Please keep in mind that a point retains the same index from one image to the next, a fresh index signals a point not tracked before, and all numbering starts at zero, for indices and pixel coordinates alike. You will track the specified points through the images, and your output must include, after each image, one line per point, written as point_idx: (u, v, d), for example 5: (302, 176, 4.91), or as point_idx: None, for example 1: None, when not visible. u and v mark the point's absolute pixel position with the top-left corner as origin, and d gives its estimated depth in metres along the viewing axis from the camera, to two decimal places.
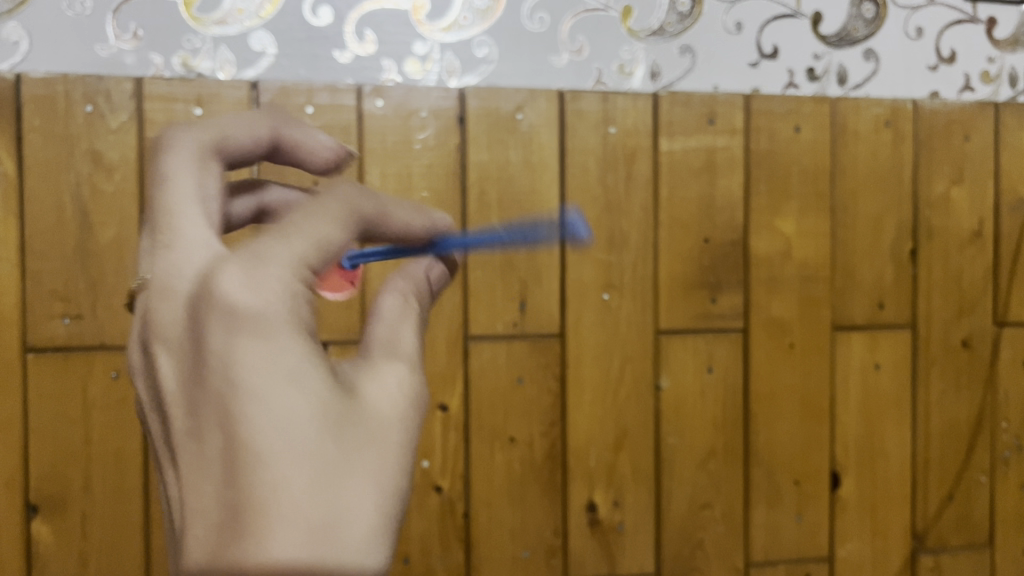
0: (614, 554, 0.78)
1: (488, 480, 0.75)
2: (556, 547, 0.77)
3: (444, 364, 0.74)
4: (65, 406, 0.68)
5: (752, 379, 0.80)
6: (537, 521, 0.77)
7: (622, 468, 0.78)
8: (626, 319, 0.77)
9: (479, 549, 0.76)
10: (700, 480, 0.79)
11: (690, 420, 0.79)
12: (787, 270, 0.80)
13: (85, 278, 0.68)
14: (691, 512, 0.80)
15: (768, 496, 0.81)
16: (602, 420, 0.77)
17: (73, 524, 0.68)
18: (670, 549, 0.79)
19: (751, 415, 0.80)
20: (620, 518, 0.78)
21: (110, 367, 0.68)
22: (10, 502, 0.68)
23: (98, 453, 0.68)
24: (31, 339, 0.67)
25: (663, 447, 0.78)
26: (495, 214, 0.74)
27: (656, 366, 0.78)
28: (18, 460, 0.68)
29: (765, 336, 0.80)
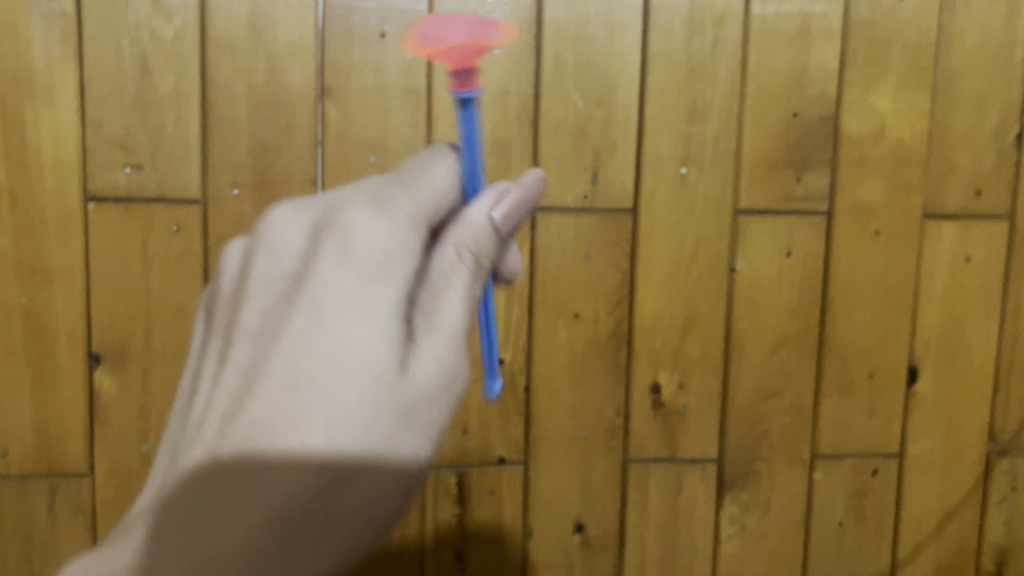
0: (676, 436, 0.76)
1: (551, 355, 0.74)
2: (617, 426, 0.76)
3: (511, 234, 0.71)
4: (125, 259, 0.67)
5: (832, 266, 0.76)
6: (598, 399, 0.75)
7: (689, 349, 0.75)
8: (703, 197, 0.73)
9: (538, 425, 0.75)
10: (769, 368, 0.77)
11: (764, 304, 0.76)
12: (878, 151, 0.75)
13: (144, 127, 0.66)
14: (758, 398, 0.77)
15: (840, 386, 0.78)
16: (672, 299, 0.74)
17: (133, 375, 0.68)
18: (734, 435, 0.77)
19: (828, 301, 0.76)
20: (684, 400, 0.76)
21: (169, 220, 0.67)
22: (72, 351, 0.67)
23: (158, 306, 0.68)
24: (91, 188, 0.66)
25: (734, 332, 0.75)
26: (571, 76, 0.70)
27: (732, 246, 0.74)
28: (80, 309, 0.67)
29: (850, 220, 0.76)
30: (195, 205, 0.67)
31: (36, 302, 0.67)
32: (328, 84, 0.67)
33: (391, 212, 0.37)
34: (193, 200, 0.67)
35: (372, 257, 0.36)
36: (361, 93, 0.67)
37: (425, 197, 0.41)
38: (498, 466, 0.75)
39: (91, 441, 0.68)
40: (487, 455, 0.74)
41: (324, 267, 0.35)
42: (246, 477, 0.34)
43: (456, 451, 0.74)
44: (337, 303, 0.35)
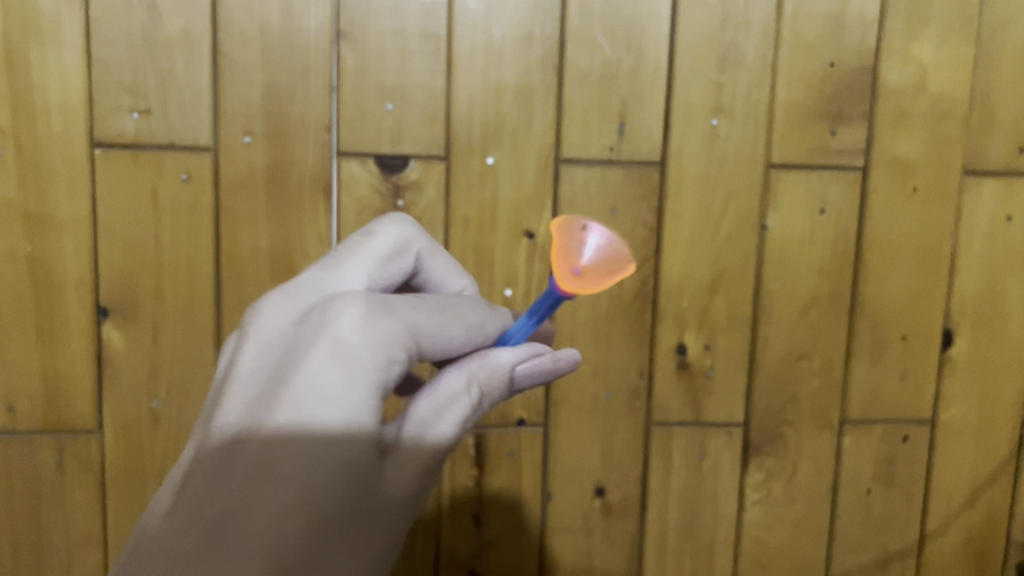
0: (701, 400, 0.74)
1: (573, 314, 0.71)
2: (640, 389, 0.73)
3: (534, 188, 0.68)
4: (133, 209, 0.64)
5: (867, 224, 0.73)
6: (621, 360, 0.72)
7: (717, 310, 0.72)
8: (734, 151, 0.70)
9: (559, 386, 0.72)
10: (799, 330, 0.74)
11: (795, 263, 0.73)
12: (918, 104, 0.72)
13: (153, 71, 0.63)
14: (787, 361, 0.74)
15: (872, 350, 0.75)
16: (699, 258, 0.71)
17: (143, 329, 0.66)
18: (761, 399, 0.75)
19: (862, 261, 0.74)
20: (710, 362, 0.73)
21: (179, 168, 0.64)
22: (79, 304, 0.65)
23: (168, 258, 0.65)
24: (98, 134, 0.63)
25: (763, 292, 0.73)
26: (598, 21, 0.66)
27: (763, 203, 0.71)
28: (87, 260, 0.65)
29: (887, 176, 0.72)
30: (206, 153, 0.64)
31: (42, 252, 0.64)
32: (345, 27, 0.64)
33: (379, 324, 0.39)
34: (203, 148, 0.64)
35: (366, 367, 0.37)
36: (379, 37, 0.64)
37: (445, 324, 0.43)
38: (518, 428, 0.72)
39: (100, 397, 0.66)
40: (506, 417, 0.72)
41: (317, 356, 0.37)
42: (228, 561, 0.34)
43: None
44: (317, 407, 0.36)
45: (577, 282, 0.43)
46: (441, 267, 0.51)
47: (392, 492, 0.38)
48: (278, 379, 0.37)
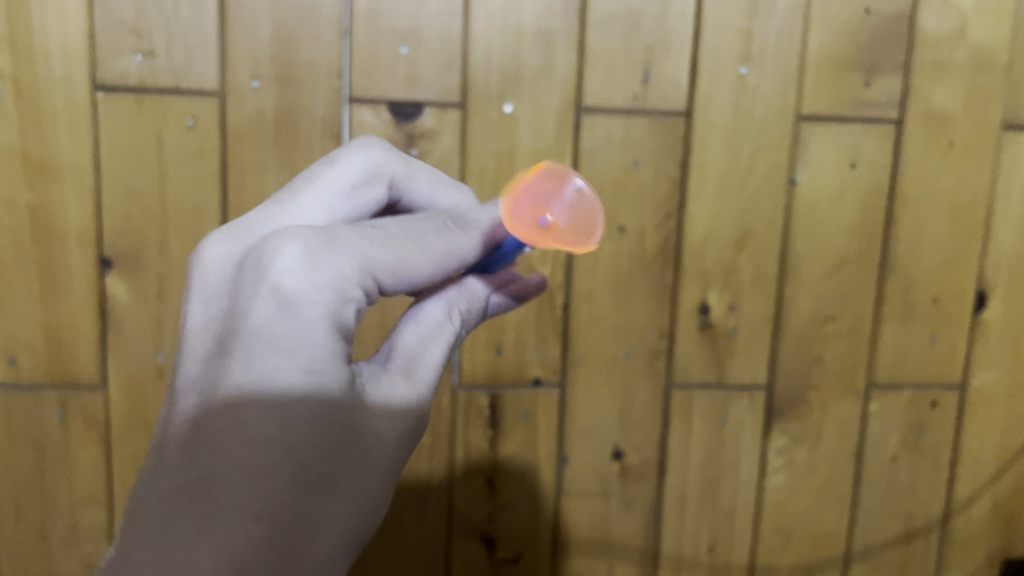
0: (723, 361, 0.71)
1: (593, 270, 0.69)
2: (661, 349, 0.71)
3: (553, 138, 0.65)
4: (137, 156, 0.62)
5: (900, 180, 0.70)
6: (642, 319, 0.70)
7: (742, 268, 0.70)
8: (763, 101, 0.67)
9: (577, 345, 0.70)
10: (826, 290, 0.71)
11: (824, 220, 0.70)
12: (957, 54, 0.69)
13: (157, 11, 0.60)
14: (814, 322, 0.72)
15: (902, 312, 0.73)
16: (725, 213, 0.69)
17: (148, 282, 0.64)
18: (786, 361, 0.72)
19: (894, 218, 0.71)
20: (734, 322, 0.71)
21: (185, 114, 0.62)
22: (82, 254, 0.63)
23: (173, 208, 0.63)
24: (100, 77, 0.61)
25: (790, 250, 0.70)
26: None
27: (792, 157, 0.68)
28: (90, 209, 0.62)
29: (923, 130, 0.69)
30: (212, 97, 0.62)
31: (43, 200, 0.62)
32: None
33: (324, 263, 0.37)
34: (209, 92, 0.62)
35: (317, 315, 0.36)
36: None
37: (409, 253, 0.40)
38: (534, 388, 0.70)
39: (104, 351, 0.64)
40: (522, 376, 0.70)
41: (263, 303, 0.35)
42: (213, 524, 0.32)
43: (489, 371, 0.69)
44: (269, 367, 0.34)
45: (541, 232, 0.39)
46: (425, 186, 0.50)
47: (377, 437, 0.37)
48: (229, 337, 0.36)
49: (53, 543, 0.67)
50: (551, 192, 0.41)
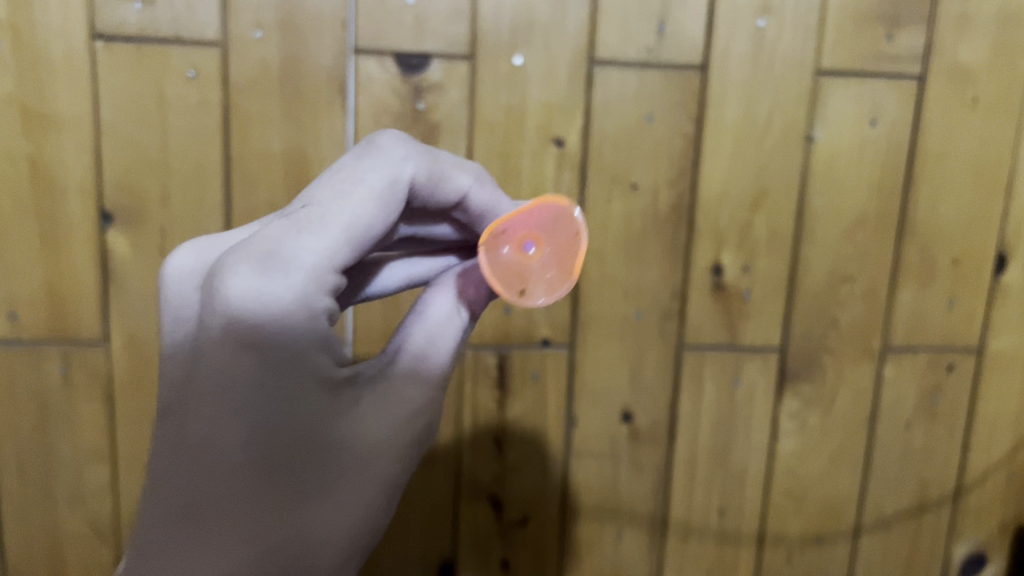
0: (736, 323, 0.70)
1: (604, 229, 0.67)
2: (673, 310, 0.69)
3: (565, 92, 0.64)
4: (138, 107, 0.60)
5: (921, 138, 0.68)
6: (654, 279, 0.68)
7: (757, 227, 0.68)
8: (782, 55, 0.65)
9: (587, 306, 0.68)
10: (843, 250, 0.70)
11: (842, 179, 0.68)
12: (984, 7, 0.66)
13: None
14: (830, 284, 0.70)
15: (920, 274, 0.71)
16: (741, 171, 0.67)
17: (150, 237, 0.63)
18: (801, 323, 0.71)
19: (914, 178, 0.69)
20: (747, 283, 0.69)
21: (185, 64, 0.60)
22: (82, 208, 0.62)
23: (175, 162, 0.62)
24: (99, 25, 0.59)
25: (807, 209, 0.68)
26: None
27: (811, 113, 0.66)
28: (90, 162, 0.61)
29: (946, 86, 0.67)
30: (213, 48, 0.60)
31: (42, 153, 0.61)
32: None
33: (269, 271, 0.37)
34: (211, 42, 0.60)
35: (269, 338, 0.36)
36: None
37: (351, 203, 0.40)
38: (542, 348, 0.69)
39: (106, 306, 0.64)
40: (531, 337, 0.69)
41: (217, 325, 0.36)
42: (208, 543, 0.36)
43: (498, 330, 0.68)
44: (240, 384, 0.36)
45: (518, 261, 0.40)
46: None
47: (365, 445, 0.37)
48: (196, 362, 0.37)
49: (57, 500, 0.66)
50: (548, 225, 0.40)
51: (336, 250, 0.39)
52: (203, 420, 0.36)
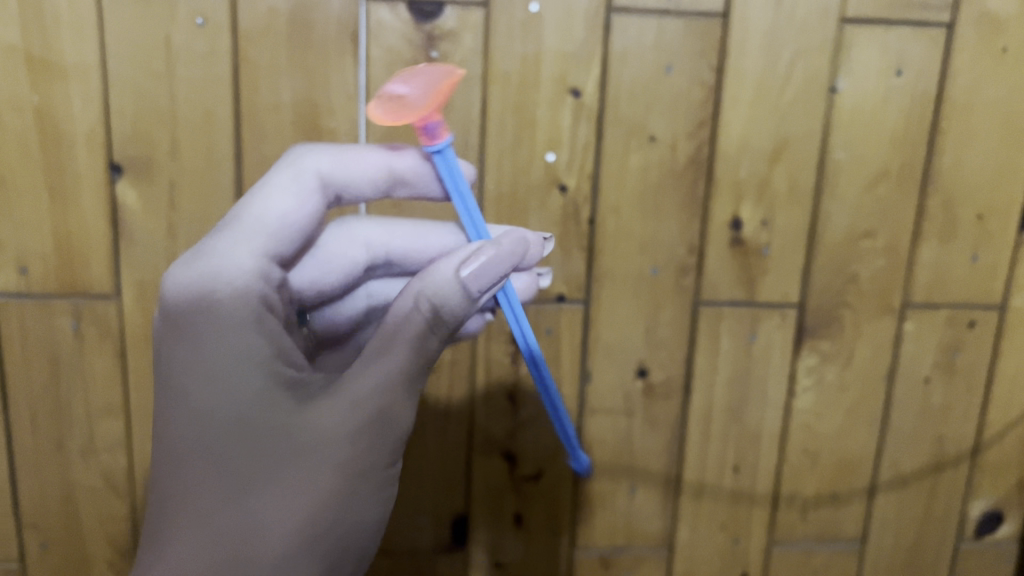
0: (754, 278, 0.69)
1: (621, 183, 0.66)
2: (690, 265, 0.68)
3: (581, 40, 0.62)
4: (145, 57, 0.59)
5: (948, 89, 0.66)
6: (671, 233, 0.67)
7: (777, 181, 0.67)
8: (806, 2, 0.63)
9: (602, 261, 0.67)
10: (864, 205, 0.68)
11: (865, 131, 0.66)
12: None
13: None
14: (850, 239, 0.69)
15: (943, 229, 0.70)
16: (761, 123, 0.65)
17: (160, 189, 0.62)
18: (819, 279, 0.70)
19: (939, 130, 0.67)
20: (766, 238, 0.68)
21: (194, 12, 0.59)
22: (91, 159, 0.61)
23: (184, 112, 0.60)
24: None
25: (828, 162, 0.67)
26: None
27: (834, 62, 0.64)
28: (98, 112, 0.60)
29: (975, 35, 0.65)
30: None
31: (50, 103, 0.60)
32: None
33: (197, 263, 0.45)
34: None
35: (203, 330, 0.43)
36: None
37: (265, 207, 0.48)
38: (557, 304, 0.68)
39: (117, 260, 0.63)
40: (546, 292, 0.68)
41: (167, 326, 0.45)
42: (177, 527, 0.41)
43: None
44: (190, 383, 0.42)
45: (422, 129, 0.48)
46: (356, 169, 0.52)
47: (311, 431, 0.42)
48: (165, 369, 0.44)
49: (71, 453, 0.66)
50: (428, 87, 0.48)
51: (253, 246, 0.47)
52: (173, 418, 0.43)
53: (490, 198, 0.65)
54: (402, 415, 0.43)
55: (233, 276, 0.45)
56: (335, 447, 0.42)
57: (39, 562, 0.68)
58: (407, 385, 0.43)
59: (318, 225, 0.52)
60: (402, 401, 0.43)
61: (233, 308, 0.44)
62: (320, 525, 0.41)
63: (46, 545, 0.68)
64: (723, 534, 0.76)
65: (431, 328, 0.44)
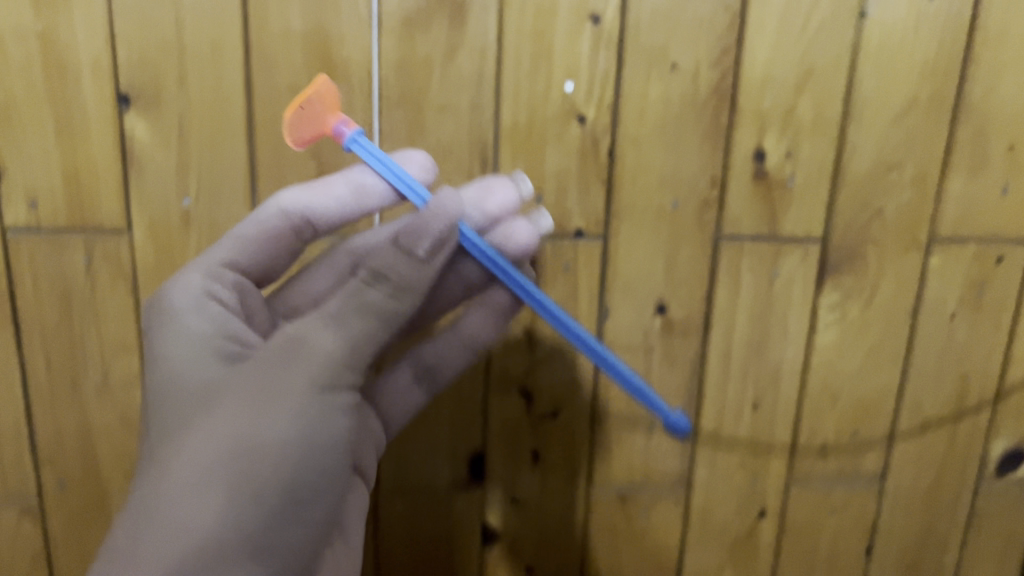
0: (777, 213, 0.67)
1: (641, 114, 0.64)
2: (711, 199, 0.67)
3: None
4: None
5: (983, 13, 0.64)
6: (692, 166, 0.66)
7: (802, 111, 0.65)
8: None
9: (621, 195, 0.66)
10: (892, 136, 0.66)
11: (895, 59, 0.64)
12: None
13: None
14: (877, 172, 0.67)
15: (973, 161, 0.68)
16: (787, 50, 0.63)
17: (169, 121, 0.60)
18: (844, 213, 0.68)
19: (972, 57, 0.65)
20: (790, 171, 0.66)
21: None
22: (98, 90, 0.59)
23: (192, 41, 0.59)
24: None
25: (855, 91, 0.65)
26: None
27: None
28: (104, 41, 0.58)
29: None
30: None
31: (54, 31, 0.58)
32: None
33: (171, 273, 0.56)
34: None
35: (170, 314, 0.53)
36: None
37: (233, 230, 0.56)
38: (575, 240, 0.67)
39: (127, 194, 0.62)
40: (563, 227, 0.66)
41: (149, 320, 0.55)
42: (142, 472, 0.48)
43: None
44: (156, 359, 0.51)
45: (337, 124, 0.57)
46: (318, 197, 0.57)
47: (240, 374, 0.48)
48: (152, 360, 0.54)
49: (86, 391, 0.66)
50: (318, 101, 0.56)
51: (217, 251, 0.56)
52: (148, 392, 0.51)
53: (506, 130, 0.63)
54: (319, 345, 0.47)
55: (189, 276, 0.54)
56: (253, 379, 0.47)
57: (57, 499, 0.68)
58: (330, 322, 0.48)
59: (290, 253, 0.59)
60: (320, 335, 0.47)
61: (181, 299, 0.53)
62: (234, 442, 0.45)
63: (63, 482, 0.68)
64: (741, 473, 0.75)
65: (367, 284, 0.48)
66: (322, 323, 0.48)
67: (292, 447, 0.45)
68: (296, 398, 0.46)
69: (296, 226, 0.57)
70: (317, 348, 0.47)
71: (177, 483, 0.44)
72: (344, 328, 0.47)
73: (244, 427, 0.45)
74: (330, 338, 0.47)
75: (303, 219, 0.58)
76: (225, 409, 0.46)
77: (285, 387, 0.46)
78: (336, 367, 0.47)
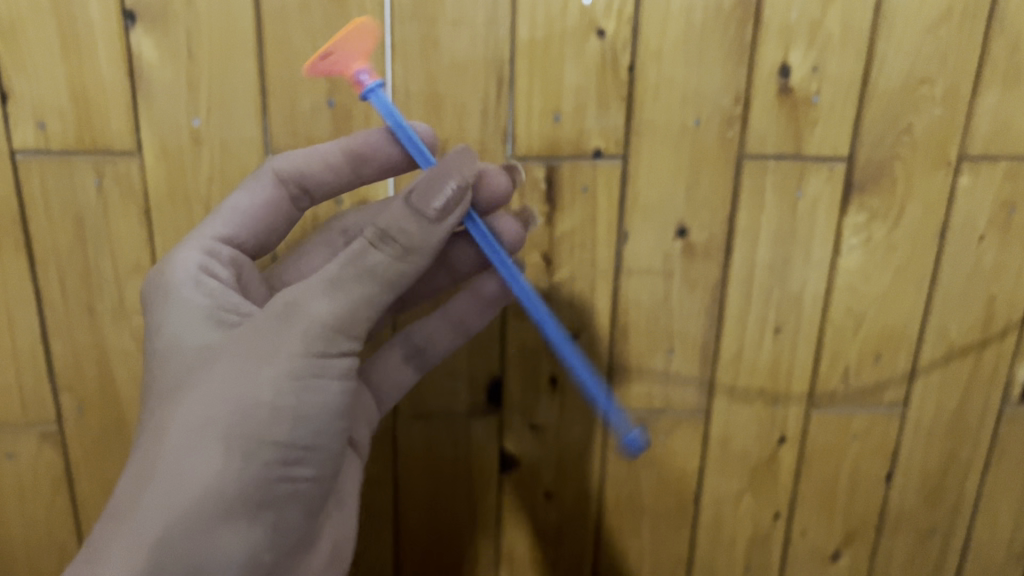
0: (802, 131, 0.65)
1: (662, 28, 0.62)
2: (735, 116, 0.65)
3: None
4: None
5: None
6: (715, 82, 0.63)
7: (830, 23, 0.62)
8: None
9: (642, 113, 0.64)
10: (924, 49, 0.64)
11: None
12: None
13: None
14: (907, 87, 0.65)
15: (1007, 75, 0.65)
16: None
17: (177, 38, 0.59)
18: (872, 131, 0.66)
19: None
20: (817, 87, 0.64)
21: None
22: (103, 6, 0.58)
23: None
24: None
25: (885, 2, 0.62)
26: None
27: None
28: None
29: None
30: None
31: None
32: None
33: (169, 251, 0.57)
34: None
35: (170, 289, 0.53)
36: None
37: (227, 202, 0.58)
38: (594, 161, 0.65)
39: (136, 115, 0.60)
40: (582, 148, 0.64)
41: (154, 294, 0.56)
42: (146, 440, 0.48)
43: (547, 140, 0.64)
44: (160, 332, 0.52)
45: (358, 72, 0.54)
46: (307, 161, 0.58)
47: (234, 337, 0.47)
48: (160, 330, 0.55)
49: (102, 317, 0.66)
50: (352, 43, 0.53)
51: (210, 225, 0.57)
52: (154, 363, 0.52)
53: (523, 46, 0.61)
54: (312, 307, 0.46)
55: (182, 252, 0.55)
56: (244, 343, 0.46)
57: (77, 426, 0.69)
58: (325, 285, 0.46)
59: (288, 219, 0.60)
60: (312, 297, 0.46)
61: (179, 275, 0.54)
62: (223, 402, 0.44)
63: (82, 407, 0.68)
64: (762, 399, 0.74)
65: (371, 246, 0.47)
66: (315, 286, 0.46)
67: (281, 405, 0.44)
68: (289, 357, 0.45)
69: (292, 192, 0.59)
70: (306, 308, 0.46)
71: (168, 444, 0.44)
72: (339, 289, 0.46)
73: (230, 390, 0.45)
74: (325, 302, 0.46)
75: (297, 186, 0.59)
76: (216, 373, 0.46)
77: (275, 347, 0.45)
78: (329, 328, 0.46)
